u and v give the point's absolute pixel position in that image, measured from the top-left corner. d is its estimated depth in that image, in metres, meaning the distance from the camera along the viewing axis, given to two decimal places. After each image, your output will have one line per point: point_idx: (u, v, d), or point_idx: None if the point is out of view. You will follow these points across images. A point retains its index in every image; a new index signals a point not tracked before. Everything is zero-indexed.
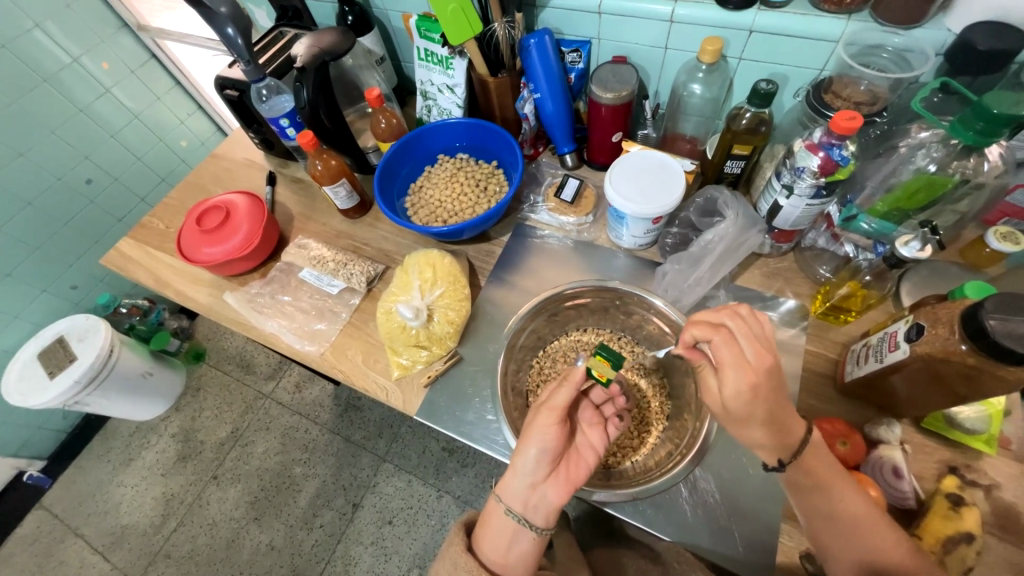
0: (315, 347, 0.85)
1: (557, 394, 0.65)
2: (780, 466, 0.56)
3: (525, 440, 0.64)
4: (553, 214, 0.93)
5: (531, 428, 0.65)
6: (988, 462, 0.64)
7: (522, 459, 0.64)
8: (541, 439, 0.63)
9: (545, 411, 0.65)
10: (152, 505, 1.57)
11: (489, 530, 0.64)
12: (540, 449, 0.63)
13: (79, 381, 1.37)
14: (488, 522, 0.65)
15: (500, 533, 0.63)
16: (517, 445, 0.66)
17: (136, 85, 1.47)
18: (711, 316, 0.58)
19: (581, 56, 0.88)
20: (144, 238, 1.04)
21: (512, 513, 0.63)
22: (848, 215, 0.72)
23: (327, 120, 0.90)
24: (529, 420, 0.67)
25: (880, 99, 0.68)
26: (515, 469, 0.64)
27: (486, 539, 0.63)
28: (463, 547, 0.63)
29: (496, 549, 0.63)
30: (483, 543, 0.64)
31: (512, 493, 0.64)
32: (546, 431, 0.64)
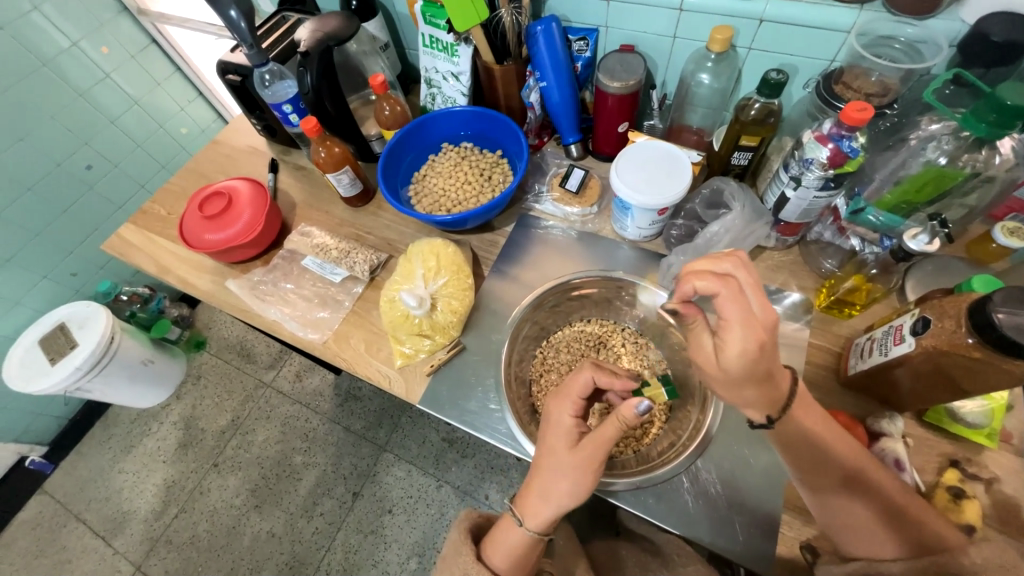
0: (318, 335, 0.85)
1: (604, 432, 0.60)
2: (768, 422, 0.56)
3: (568, 481, 0.60)
4: (558, 204, 0.92)
5: (573, 466, 0.60)
6: (990, 456, 0.64)
7: (565, 497, 0.61)
8: (590, 481, 0.60)
9: (594, 453, 0.60)
10: (153, 492, 1.57)
11: (509, 544, 0.64)
12: (584, 489, 0.60)
13: (80, 367, 1.37)
14: (505, 536, 0.64)
15: (525, 551, 0.64)
16: (555, 483, 0.62)
17: (136, 70, 1.45)
18: (712, 266, 0.53)
19: (588, 44, 0.87)
20: (145, 224, 1.04)
21: (545, 536, 0.63)
22: (856, 208, 0.71)
23: (331, 107, 0.88)
24: (566, 458, 0.61)
25: (891, 91, 0.68)
26: (555, 506, 0.61)
27: (507, 556, 0.64)
28: (474, 556, 0.64)
29: (519, 561, 0.64)
30: (497, 558, 0.64)
31: (547, 523, 0.62)
32: (595, 473, 0.60)
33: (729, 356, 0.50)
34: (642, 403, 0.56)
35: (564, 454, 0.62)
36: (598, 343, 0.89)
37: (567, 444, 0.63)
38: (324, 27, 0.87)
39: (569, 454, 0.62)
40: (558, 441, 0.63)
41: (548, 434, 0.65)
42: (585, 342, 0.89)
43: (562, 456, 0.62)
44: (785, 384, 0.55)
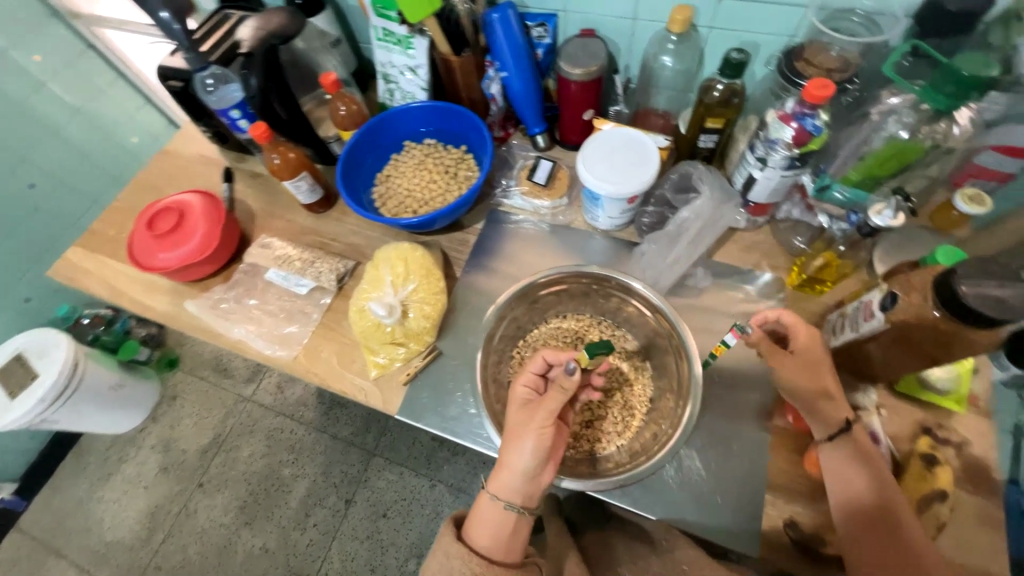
0: (287, 351, 0.82)
1: (550, 398, 0.64)
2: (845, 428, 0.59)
3: (521, 440, 0.63)
4: (526, 198, 0.90)
5: (524, 429, 0.64)
6: (959, 420, 0.66)
7: (522, 457, 0.63)
8: (543, 441, 0.63)
9: (543, 413, 0.64)
10: (137, 519, 1.52)
11: (483, 521, 0.63)
12: (538, 447, 0.63)
13: (44, 399, 1.29)
14: (478, 513, 0.63)
15: (501, 527, 0.62)
16: (512, 447, 0.64)
17: (75, 78, 1.35)
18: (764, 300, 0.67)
19: (547, 30, 0.85)
20: (93, 246, 0.98)
21: (513, 506, 0.62)
22: (821, 185, 0.70)
23: (283, 112, 0.84)
24: (520, 422, 0.65)
25: (851, 65, 0.66)
26: (516, 469, 0.62)
27: (484, 533, 0.62)
28: (454, 537, 0.63)
29: (496, 540, 0.62)
30: (476, 536, 0.62)
31: (512, 489, 0.63)
32: (544, 432, 0.63)
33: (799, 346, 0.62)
34: (570, 364, 0.62)
35: (520, 418, 0.66)
36: (576, 339, 0.87)
37: (522, 410, 0.66)
38: (266, 24, 0.82)
39: (521, 417, 0.66)
40: (513, 409, 0.67)
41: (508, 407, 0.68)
42: (562, 338, 0.87)
43: (518, 420, 0.66)
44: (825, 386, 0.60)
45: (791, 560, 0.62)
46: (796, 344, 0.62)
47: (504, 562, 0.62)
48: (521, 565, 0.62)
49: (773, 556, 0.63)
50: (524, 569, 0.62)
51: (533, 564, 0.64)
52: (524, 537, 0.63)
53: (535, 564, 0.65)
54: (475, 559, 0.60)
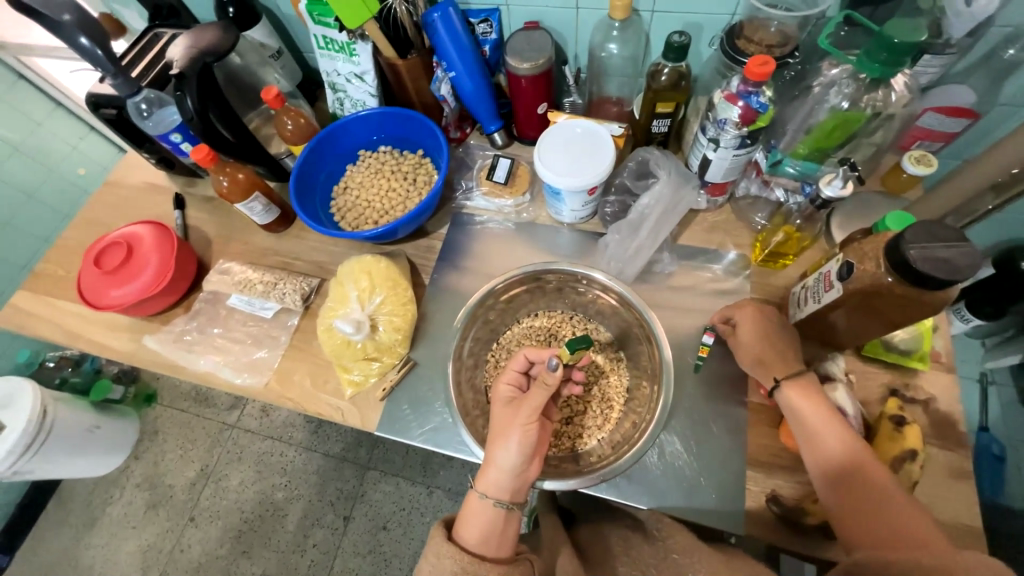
0: (258, 378, 0.80)
1: (534, 396, 0.64)
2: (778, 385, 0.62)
3: (507, 436, 0.63)
4: (488, 198, 0.89)
5: (510, 426, 0.64)
6: (925, 377, 0.68)
7: (508, 453, 0.63)
8: (529, 438, 0.63)
9: (526, 410, 0.64)
10: (128, 561, 1.47)
11: (473, 519, 0.61)
12: (523, 444, 0.63)
13: (12, 451, 1.23)
14: (469, 510, 0.62)
15: (492, 524, 0.61)
16: (498, 444, 0.64)
17: (8, 112, 1.30)
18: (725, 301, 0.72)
19: (491, 26, 0.83)
20: (42, 288, 0.93)
21: (502, 503, 0.62)
22: (774, 160, 0.73)
23: (229, 134, 0.82)
24: (504, 420, 0.65)
25: (790, 40, 0.67)
26: (502, 464, 0.63)
27: (474, 529, 0.61)
28: (444, 536, 0.60)
29: (486, 537, 0.60)
30: (468, 534, 0.61)
31: (500, 486, 0.63)
32: (529, 428, 0.64)
33: (743, 322, 0.67)
34: (552, 360, 0.61)
35: (504, 416, 0.66)
36: (549, 336, 0.86)
37: (506, 408, 0.67)
38: (198, 42, 0.77)
39: (506, 415, 0.66)
40: (497, 407, 0.68)
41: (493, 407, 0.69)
42: (536, 337, 0.86)
43: (502, 418, 0.66)
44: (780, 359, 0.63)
45: (775, 532, 0.63)
46: (743, 326, 0.67)
47: (496, 558, 0.59)
48: (513, 560, 0.60)
49: (758, 530, 0.64)
50: (516, 564, 0.59)
51: (524, 559, 0.61)
52: (514, 533, 0.62)
53: (529, 560, 0.62)
54: (466, 555, 0.58)
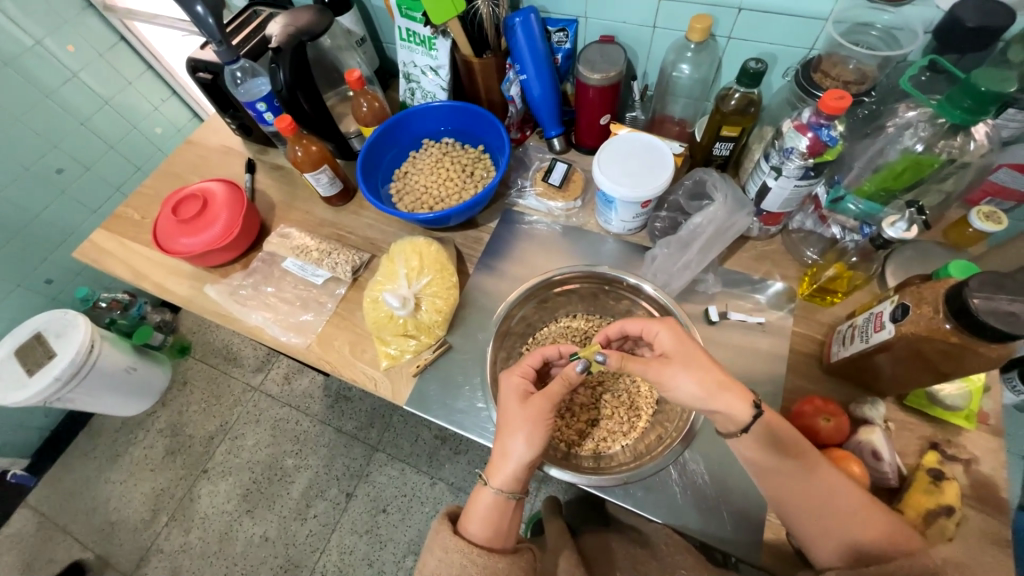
0: (301, 338, 0.84)
1: (552, 388, 0.64)
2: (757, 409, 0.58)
3: (519, 433, 0.63)
4: (541, 199, 0.91)
5: (523, 421, 0.64)
6: (968, 437, 0.65)
7: (520, 447, 0.63)
8: (540, 432, 0.63)
9: (541, 404, 0.64)
10: (142, 501, 1.54)
11: (483, 513, 0.62)
12: (536, 440, 0.63)
13: (60, 377, 1.31)
14: (477, 506, 0.63)
15: (497, 516, 0.62)
16: (509, 436, 0.64)
17: (105, 69, 1.39)
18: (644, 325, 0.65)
19: (567, 35, 0.86)
20: (119, 229, 1.01)
21: (513, 494, 0.63)
22: (836, 196, 0.72)
23: (306, 104, 0.86)
24: (516, 413, 0.64)
25: (868, 78, 0.68)
26: (515, 458, 0.62)
27: (480, 521, 0.62)
28: (451, 531, 0.62)
29: (493, 527, 0.62)
30: (476, 528, 0.62)
31: (508, 478, 0.63)
32: (544, 424, 0.63)
33: (670, 347, 0.62)
34: (582, 363, 0.61)
35: (516, 409, 0.65)
36: (585, 338, 0.89)
37: (521, 402, 0.66)
38: (296, 22, 0.84)
39: (520, 410, 0.65)
40: (511, 400, 0.66)
41: (503, 399, 0.68)
42: (572, 337, 0.89)
43: (514, 410, 0.65)
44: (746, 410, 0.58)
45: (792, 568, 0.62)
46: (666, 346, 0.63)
47: (502, 548, 0.62)
48: (517, 549, 0.63)
49: (773, 562, 0.63)
50: (518, 554, 0.62)
51: (527, 549, 0.64)
52: (517, 521, 0.64)
53: (529, 548, 0.65)
54: (476, 550, 0.60)
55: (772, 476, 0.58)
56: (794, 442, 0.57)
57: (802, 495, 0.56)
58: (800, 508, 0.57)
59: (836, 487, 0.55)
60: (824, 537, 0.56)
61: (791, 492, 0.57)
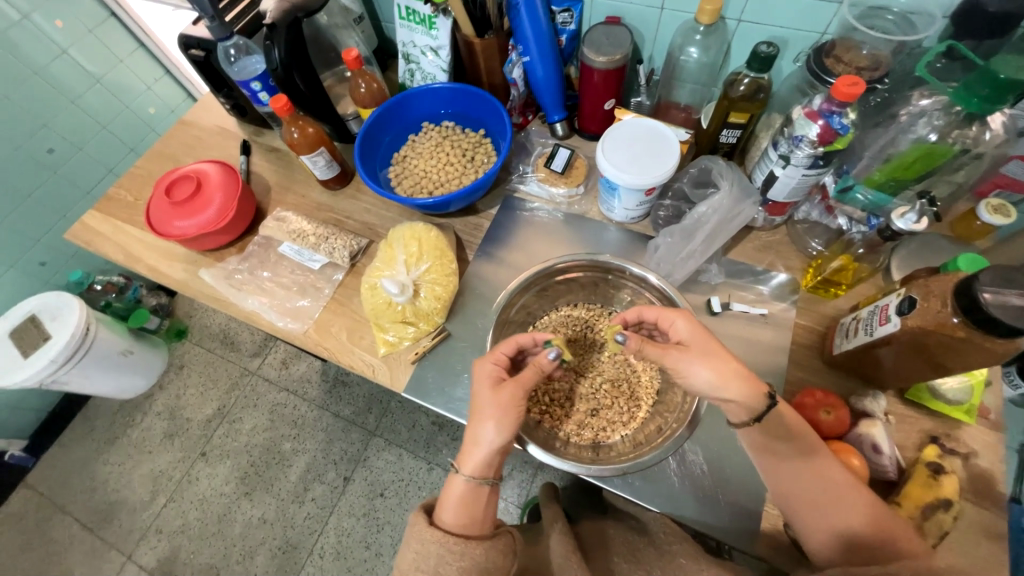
0: (298, 324, 0.83)
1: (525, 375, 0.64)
2: (772, 399, 0.57)
3: (489, 419, 0.62)
4: (543, 185, 0.90)
5: (494, 408, 0.62)
6: (967, 431, 0.65)
7: (489, 433, 0.62)
8: (510, 417, 0.62)
9: (513, 391, 0.63)
10: (140, 482, 1.55)
11: (456, 501, 0.62)
12: (508, 427, 0.62)
13: (56, 359, 1.31)
14: (451, 494, 0.63)
15: (471, 503, 0.62)
16: (480, 422, 0.62)
17: (95, 45, 1.34)
18: (660, 315, 0.64)
19: (572, 16, 0.83)
20: (111, 211, 0.98)
21: (485, 479, 0.62)
22: (844, 186, 0.71)
23: (302, 85, 0.83)
24: (488, 399, 0.63)
25: (883, 65, 0.66)
26: (486, 444, 0.61)
27: (454, 509, 0.62)
28: (426, 523, 0.62)
29: (466, 515, 0.62)
30: (449, 516, 0.62)
31: (478, 464, 0.62)
32: (514, 411, 0.62)
33: (688, 334, 0.61)
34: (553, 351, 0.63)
35: (485, 396, 0.64)
36: (586, 327, 0.88)
37: (493, 390, 0.64)
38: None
39: (491, 397, 0.63)
40: (483, 387, 0.65)
41: (475, 384, 0.66)
42: (572, 326, 0.87)
43: (484, 397, 0.64)
44: (761, 401, 0.57)
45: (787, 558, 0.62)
46: (683, 332, 0.62)
47: (479, 534, 0.61)
48: (494, 534, 0.63)
49: (769, 551, 0.64)
50: (496, 538, 0.62)
51: (505, 533, 0.64)
52: (492, 508, 0.64)
53: (508, 531, 0.65)
54: (452, 538, 0.60)
55: (781, 470, 0.58)
56: (800, 430, 0.57)
57: (805, 489, 0.56)
58: (803, 502, 0.56)
59: (837, 480, 0.55)
60: (810, 526, 0.56)
61: (795, 485, 0.57)
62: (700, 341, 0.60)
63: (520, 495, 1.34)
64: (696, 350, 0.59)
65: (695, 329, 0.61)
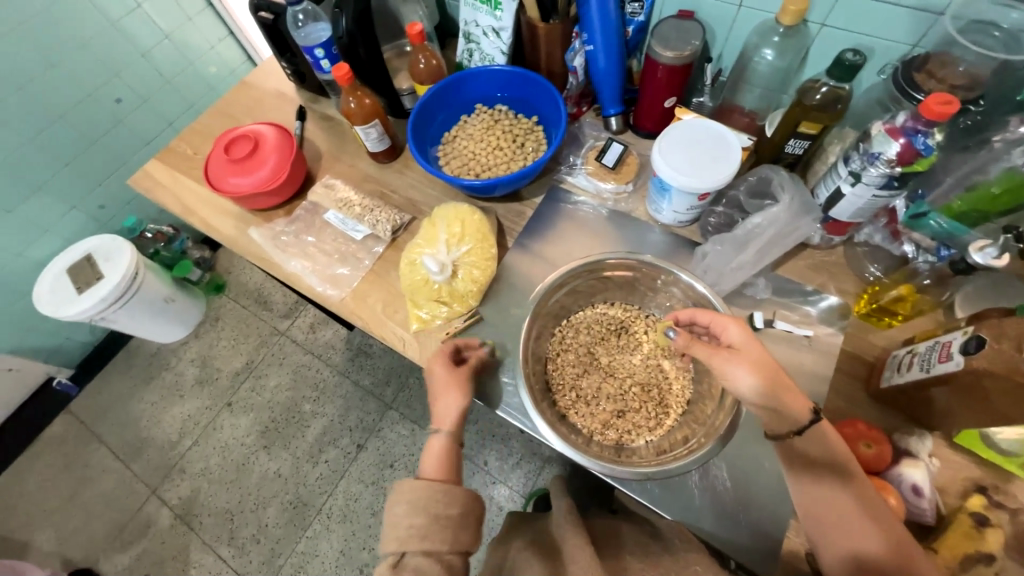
0: (336, 291, 0.85)
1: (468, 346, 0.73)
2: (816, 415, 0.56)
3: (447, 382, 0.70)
4: (591, 178, 0.89)
5: (448, 373, 0.71)
6: (1019, 486, 0.61)
7: (451, 392, 0.69)
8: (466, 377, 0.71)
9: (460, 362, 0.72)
10: (170, 423, 1.64)
11: (434, 455, 0.67)
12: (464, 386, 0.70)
13: (106, 298, 1.38)
14: (430, 451, 0.68)
15: (447, 455, 0.68)
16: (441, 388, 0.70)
17: (168, 2, 1.39)
18: (714, 320, 0.63)
19: (643, 7, 0.80)
20: (171, 163, 1.03)
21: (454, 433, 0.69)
22: (917, 212, 0.66)
23: (362, 52, 0.84)
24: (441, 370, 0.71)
25: (979, 85, 0.61)
26: (449, 402, 0.69)
27: (434, 462, 0.67)
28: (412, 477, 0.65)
29: (444, 466, 0.67)
30: (431, 468, 0.67)
31: (447, 420, 0.69)
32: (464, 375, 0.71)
33: (738, 342, 0.59)
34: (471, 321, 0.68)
35: (438, 367, 0.71)
36: (620, 328, 0.87)
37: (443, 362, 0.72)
38: None
39: (442, 367, 0.71)
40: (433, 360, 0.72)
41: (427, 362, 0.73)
42: (607, 325, 0.87)
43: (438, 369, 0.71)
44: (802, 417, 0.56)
45: None
46: (733, 339, 0.60)
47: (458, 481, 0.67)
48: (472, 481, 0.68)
49: None
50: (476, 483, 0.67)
51: None
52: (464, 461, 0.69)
53: None
54: (437, 483, 0.64)
55: (809, 484, 0.56)
56: (840, 451, 0.56)
57: (830, 507, 0.55)
58: (825, 519, 0.55)
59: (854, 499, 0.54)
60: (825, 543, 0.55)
61: (821, 502, 0.55)
62: (751, 349, 0.58)
63: (527, 485, 1.35)
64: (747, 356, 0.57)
65: (748, 337, 0.59)
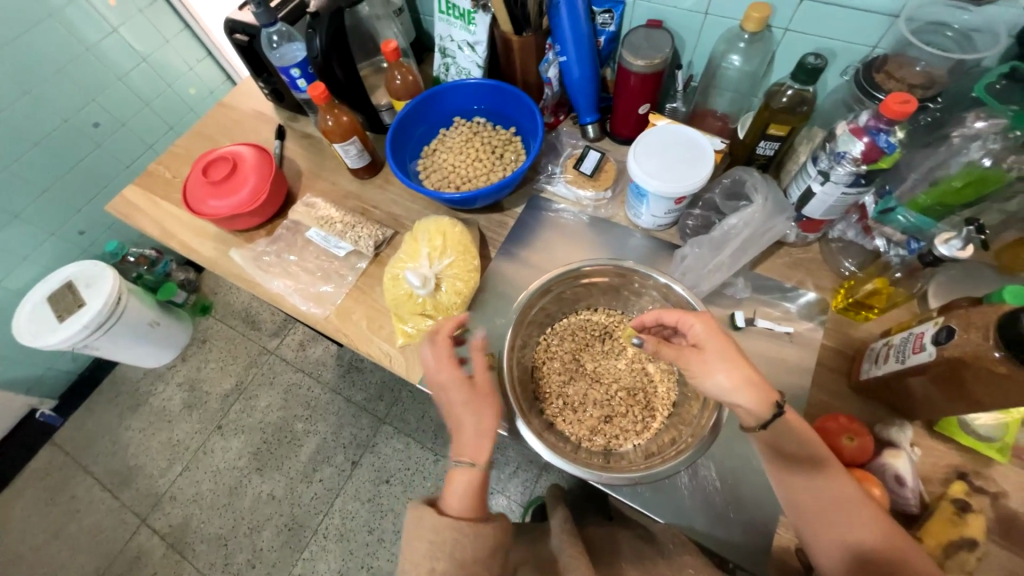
0: (321, 309, 0.84)
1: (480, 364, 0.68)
2: (779, 407, 0.55)
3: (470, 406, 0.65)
4: (570, 186, 0.89)
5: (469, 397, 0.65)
6: (999, 470, 0.62)
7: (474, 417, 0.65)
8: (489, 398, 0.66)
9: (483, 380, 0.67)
10: (159, 449, 1.61)
11: (458, 489, 0.62)
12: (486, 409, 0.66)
13: (88, 325, 1.36)
14: (454, 484, 0.62)
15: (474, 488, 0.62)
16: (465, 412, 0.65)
17: (144, 26, 1.39)
18: (680, 317, 0.62)
19: (613, 17, 0.82)
20: (150, 186, 1.02)
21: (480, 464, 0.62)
22: (885, 208, 0.68)
23: (340, 72, 0.85)
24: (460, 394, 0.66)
25: (936, 83, 0.63)
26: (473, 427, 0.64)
27: (460, 498, 0.61)
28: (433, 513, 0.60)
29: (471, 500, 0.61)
30: (457, 504, 0.61)
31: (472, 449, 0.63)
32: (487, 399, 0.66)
33: (701, 339, 0.60)
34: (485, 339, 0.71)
35: (456, 391, 0.66)
36: (604, 333, 0.87)
37: (462, 385, 0.66)
38: None
39: (461, 390, 0.66)
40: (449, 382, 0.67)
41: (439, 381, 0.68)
42: (590, 331, 0.87)
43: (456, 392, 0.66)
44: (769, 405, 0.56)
45: None
46: (698, 336, 0.60)
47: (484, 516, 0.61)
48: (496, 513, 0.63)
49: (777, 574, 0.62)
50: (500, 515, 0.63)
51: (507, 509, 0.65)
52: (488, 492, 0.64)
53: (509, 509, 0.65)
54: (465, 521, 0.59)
55: (790, 477, 0.57)
56: (813, 442, 0.57)
57: (815, 499, 0.55)
58: (811, 512, 0.55)
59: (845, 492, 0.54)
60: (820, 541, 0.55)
61: (805, 495, 0.56)
62: (712, 345, 0.59)
63: (524, 494, 1.34)
64: (708, 356, 0.58)
65: (710, 333, 0.59)
